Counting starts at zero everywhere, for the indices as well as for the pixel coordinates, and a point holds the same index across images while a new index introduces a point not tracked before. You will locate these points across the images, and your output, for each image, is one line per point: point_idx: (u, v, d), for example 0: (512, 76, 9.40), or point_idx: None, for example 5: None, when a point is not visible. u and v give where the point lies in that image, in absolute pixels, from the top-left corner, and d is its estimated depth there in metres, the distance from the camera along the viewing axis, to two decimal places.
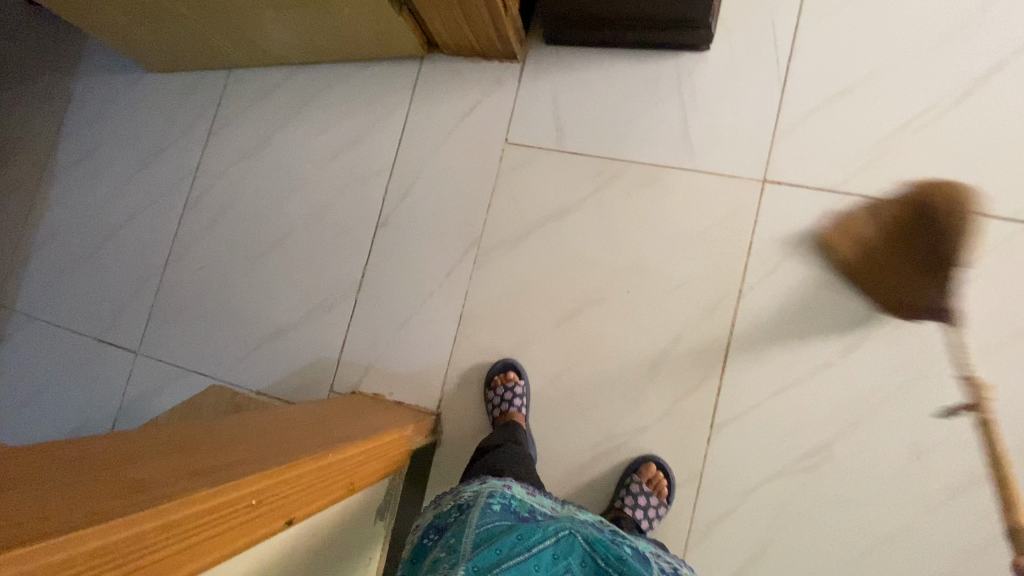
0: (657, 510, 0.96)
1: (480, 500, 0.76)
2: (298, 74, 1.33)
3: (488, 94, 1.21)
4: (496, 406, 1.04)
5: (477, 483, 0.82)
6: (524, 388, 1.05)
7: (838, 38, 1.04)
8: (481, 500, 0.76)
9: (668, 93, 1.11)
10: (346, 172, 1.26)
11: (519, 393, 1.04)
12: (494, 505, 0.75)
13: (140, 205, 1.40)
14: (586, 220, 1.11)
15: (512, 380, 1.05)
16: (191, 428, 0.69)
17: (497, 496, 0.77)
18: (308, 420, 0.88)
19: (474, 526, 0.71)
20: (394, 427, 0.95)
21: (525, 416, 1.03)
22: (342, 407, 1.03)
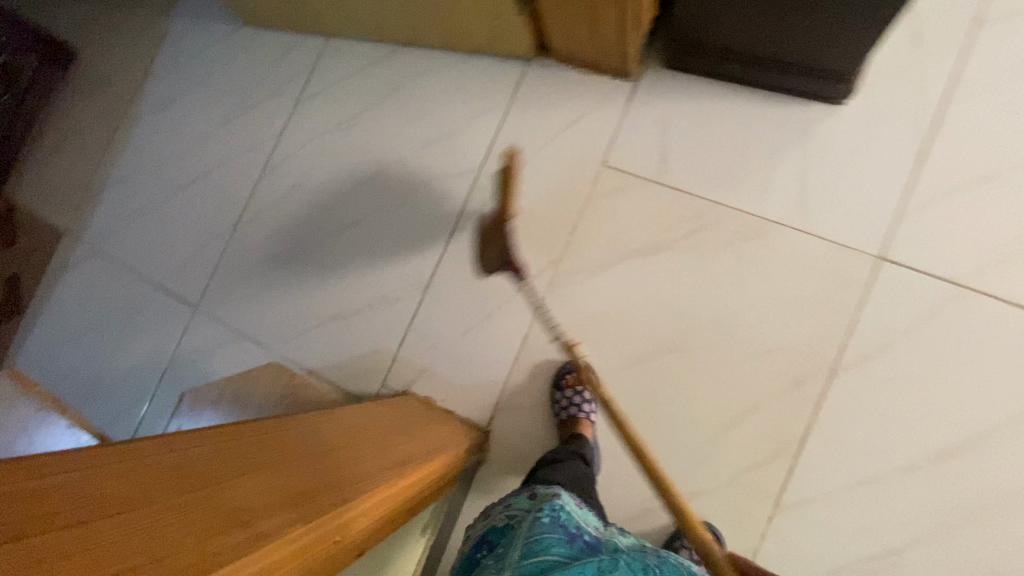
0: None
1: (530, 515, 0.72)
2: (398, 54, 1.28)
3: (593, 110, 1.15)
4: (563, 408, 1.03)
5: (523, 495, 0.79)
6: None
7: (989, 117, 0.96)
8: (530, 515, 0.72)
9: (789, 144, 1.04)
10: (432, 165, 1.22)
11: (588, 399, 1.02)
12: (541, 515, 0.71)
13: (218, 160, 1.38)
14: (677, 262, 1.05)
15: (583, 384, 1.03)
16: (278, 421, 0.67)
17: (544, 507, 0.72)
18: (380, 424, 0.86)
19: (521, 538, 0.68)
20: (454, 446, 0.94)
21: (592, 424, 1.01)
22: (404, 406, 1.02)
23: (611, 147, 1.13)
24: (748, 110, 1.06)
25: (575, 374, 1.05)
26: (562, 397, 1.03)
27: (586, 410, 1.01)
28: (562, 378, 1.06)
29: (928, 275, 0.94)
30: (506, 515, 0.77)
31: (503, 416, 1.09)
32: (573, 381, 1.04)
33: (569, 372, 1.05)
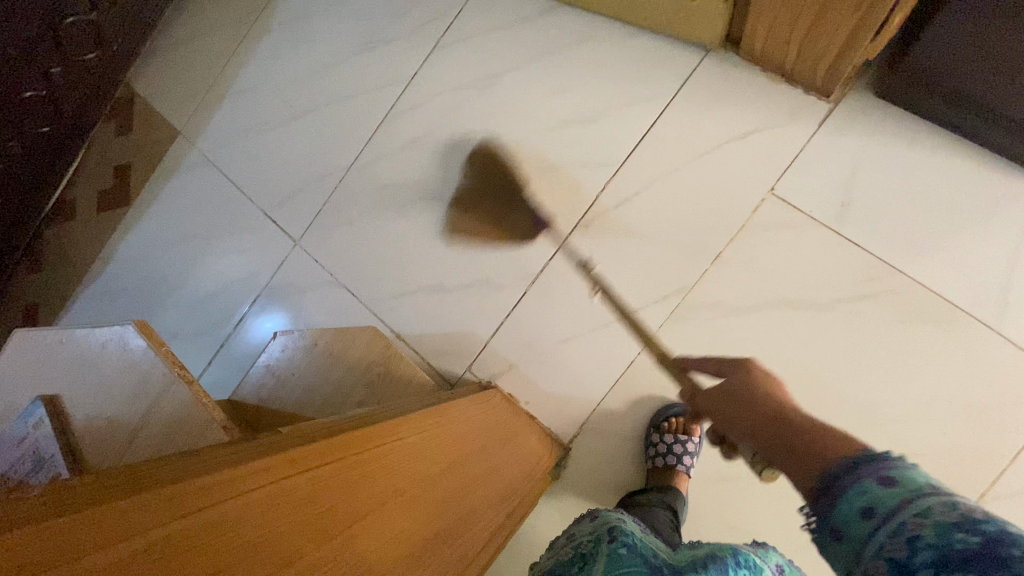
0: None
1: (602, 546, 0.59)
2: (556, 14, 1.14)
3: (771, 126, 0.99)
4: (660, 454, 0.96)
5: (588, 523, 0.65)
6: (694, 446, 0.96)
7: None
8: (602, 546, 0.59)
9: (1001, 225, 0.89)
10: (569, 149, 1.11)
11: (689, 450, 0.95)
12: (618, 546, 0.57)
13: (342, 92, 1.31)
14: (827, 326, 0.93)
15: (685, 433, 0.96)
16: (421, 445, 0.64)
17: (617, 533, 0.59)
18: (497, 443, 0.82)
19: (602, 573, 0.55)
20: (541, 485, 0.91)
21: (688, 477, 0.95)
22: (506, 410, 0.99)
23: (782, 175, 0.98)
24: (963, 172, 0.91)
25: (680, 422, 0.97)
26: (661, 442, 0.96)
27: (684, 463, 0.95)
28: (664, 421, 0.99)
29: None
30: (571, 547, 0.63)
31: (586, 437, 1.03)
32: (676, 428, 0.97)
33: (674, 418, 0.98)
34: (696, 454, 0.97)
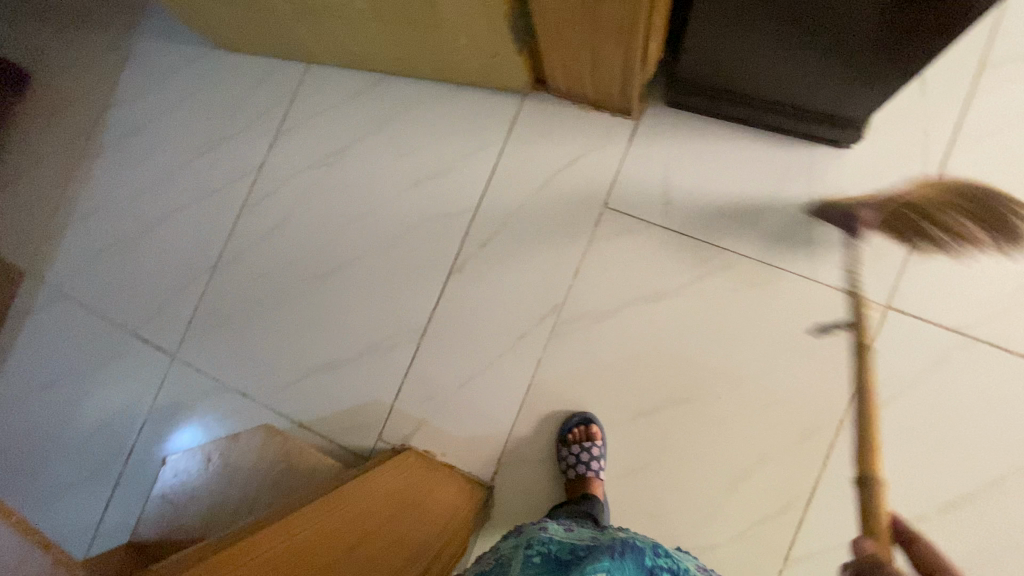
0: None
1: (517, 553, 0.67)
2: (385, 85, 1.22)
3: (594, 149, 1.12)
4: (570, 466, 1.00)
5: (514, 537, 0.72)
6: (602, 450, 1.01)
7: (992, 163, 0.96)
8: (517, 553, 0.67)
9: (793, 188, 1.03)
10: (426, 204, 1.17)
11: (596, 455, 1.00)
12: (534, 555, 0.65)
13: (193, 195, 1.29)
14: (682, 311, 1.04)
15: (589, 440, 1.01)
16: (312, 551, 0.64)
17: (535, 543, 0.66)
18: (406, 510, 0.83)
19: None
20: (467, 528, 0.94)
21: (601, 479, 1.00)
22: (417, 469, 0.98)
23: (612, 188, 1.10)
24: (754, 151, 1.05)
25: (582, 430, 1.02)
26: (570, 454, 1.00)
27: (593, 469, 0.99)
28: (569, 432, 1.03)
29: (933, 325, 0.94)
30: (495, 558, 0.70)
31: (505, 470, 1.06)
32: (581, 436, 1.02)
33: (576, 427, 1.03)
34: (603, 456, 1.01)
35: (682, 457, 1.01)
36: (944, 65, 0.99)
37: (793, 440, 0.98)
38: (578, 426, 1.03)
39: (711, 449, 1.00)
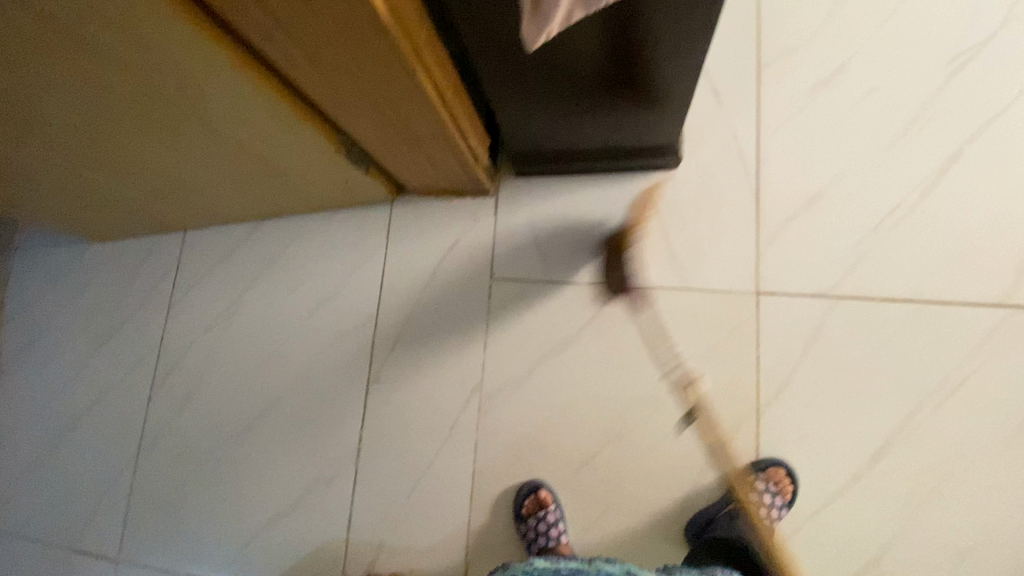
0: (780, 511, 0.94)
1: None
2: (261, 230, 1.27)
3: (467, 231, 1.20)
4: (532, 541, 1.00)
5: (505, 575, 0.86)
6: (558, 514, 1.01)
7: (796, 142, 1.08)
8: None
9: (646, 216, 1.13)
10: (330, 328, 1.20)
11: (553, 522, 1.00)
12: None
13: (100, 390, 1.28)
14: (588, 354, 1.09)
15: (543, 509, 1.02)
16: None
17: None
18: None
19: None
20: None
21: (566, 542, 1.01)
22: None
23: (493, 260, 1.17)
24: (603, 193, 1.15)
25: (533, 499, 1.03)
26: (528, 528, 1.01)
27: (555, 535, 1.00)
28: (522, 506, 1.03)
29: (801, 295, 1.03)
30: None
31: (476, 563, 1.05)
32: (534, 506, 1.03)
33: (527, 498, 1.03)
34: (561, 517, 1.02)
35: (635, 490, 1.03)
36: (727, 75, 1.13)
37: (724, 440, 1.01)
38: (529, 497, 1.04)
39: (656, 472, 1.03)
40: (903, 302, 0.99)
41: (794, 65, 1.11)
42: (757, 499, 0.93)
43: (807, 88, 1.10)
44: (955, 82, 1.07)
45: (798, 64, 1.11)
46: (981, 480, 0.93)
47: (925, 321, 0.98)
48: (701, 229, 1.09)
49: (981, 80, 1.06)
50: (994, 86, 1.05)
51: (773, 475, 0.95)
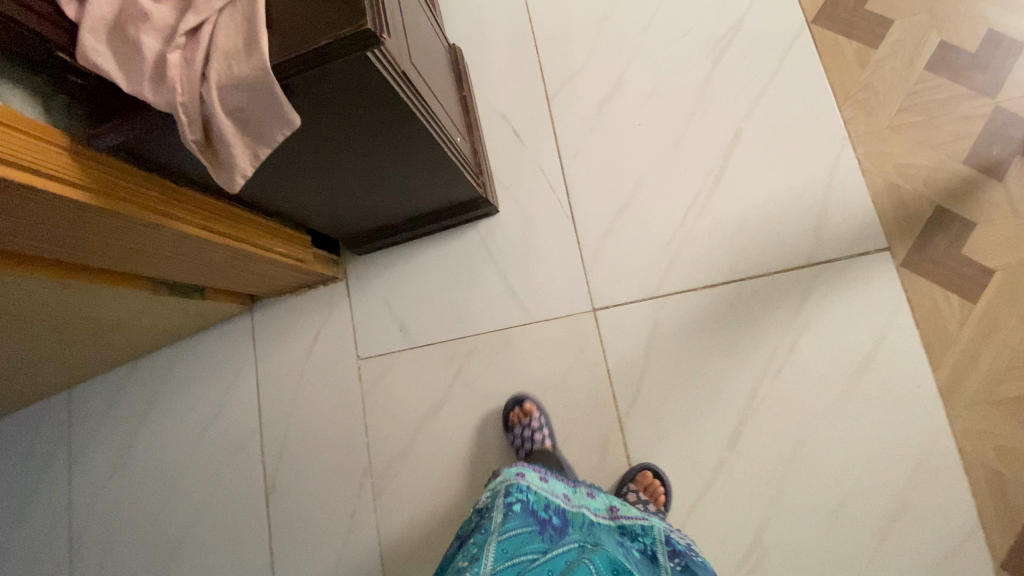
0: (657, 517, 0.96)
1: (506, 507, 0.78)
2: (142, 369, 1.32)
3: (326, 320, 1.23)
4: (520, 447, 1.04)
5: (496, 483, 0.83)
6: (541, 420, 1.05)
7: (596, 162, 1.15)
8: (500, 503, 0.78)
9: (482, 262, 1.17)
10: (222, 446, 1.24)
11: (536, 427, 1.04)
12: (515, 505, 0.77)
13: (24, 563, 1.30)
14: (459, 411, 1.12)
15: (527, 416, 1.05)
16: None
17: (514, 494, 0.78)
18: None
19: (497, 533, 0.74)
20: None
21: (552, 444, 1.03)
22: None
23: (356, 342, 1.20)
24: (440, 252, 1.20)
25: (519, 410, 1.07)
26: (515, 436, 1.04)
27: (539, 441, 1.03)
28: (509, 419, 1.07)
29: (633, 302, 1.07)
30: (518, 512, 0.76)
31: None
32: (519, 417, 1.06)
33: (513, 410, 1.07)
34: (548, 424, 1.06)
35: None
36: (522, 113, 1.20)
37: (597, 458, 1.04)
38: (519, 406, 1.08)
39: None
40: (720, 287, 1.04)
41: (579, 87, 1.17)
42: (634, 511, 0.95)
43: (594, 108, 1.16)
44: (721, 68, 1.11)
45: (581, 86, 1.17)
46: (833, 439, 0.96)
47: (747, 300, 1.02)
48: (533, 263, 1.14)
49: (744, 58, 1.11)
50: (758, 61, 1.10)
51: (641, 481, 0.99)
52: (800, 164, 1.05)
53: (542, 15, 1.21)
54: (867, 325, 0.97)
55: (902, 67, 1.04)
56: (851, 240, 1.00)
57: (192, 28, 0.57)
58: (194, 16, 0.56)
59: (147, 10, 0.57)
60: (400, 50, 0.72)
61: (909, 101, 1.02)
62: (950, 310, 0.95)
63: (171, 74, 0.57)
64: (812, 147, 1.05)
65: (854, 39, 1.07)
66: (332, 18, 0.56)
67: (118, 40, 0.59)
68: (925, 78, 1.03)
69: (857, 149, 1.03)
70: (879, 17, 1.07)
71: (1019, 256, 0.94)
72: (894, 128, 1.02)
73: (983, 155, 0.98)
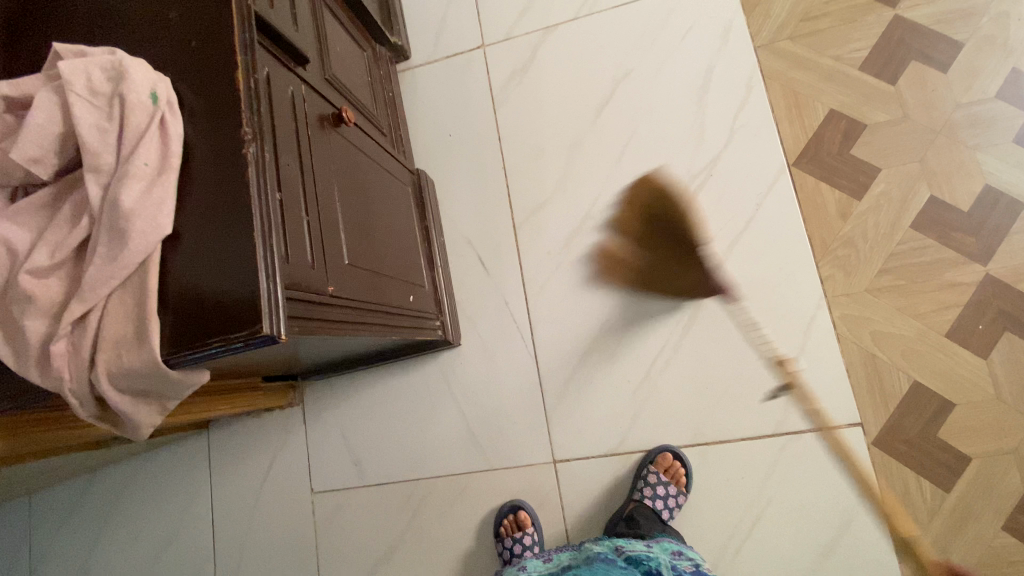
0: None
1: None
2: (96, 482, 1.27)
3: (281, 447, 1.19)
4: (508, 559, 1.00)
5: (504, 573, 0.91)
6: (533, 537, 1.00)
7: (561, 300, 1.10)
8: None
9: (441, 399, 1.12)
10: (177, 570, 1.20)
11: (528, 544, 0.99)
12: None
13: None
14: (413, 557, 1.09)
15: (521, 529, 1.01)
16: None
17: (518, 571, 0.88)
18: None
19: None
20: None
21: None
22: None
23: (311, 476, 1.16)
24: (399, 384, 1.15)
25: (512, 518, 1.04)
26: (504, 547, 1.01)
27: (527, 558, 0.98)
28: (501, 526, 1.04)
29: (593, 458, 1.04)
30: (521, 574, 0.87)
31: None
32: (512, 526, 1.03)
33: (506, 517, 1.04)
34: (538, 543, 1.01)
35: None
36: (488, 242, 1.16)
37: None
38: (512, 513, 1.04)
39: None
40: (683, 452, 0.99)
41: (546, 220, 1.13)
42: (651, 494, 0.94)
43: (561, 243, 1.12)
44: (693, 210, 1.06)
45: (550, 218, 1.13)
46: None
47: (710, 467, 0.98)
48: (494, 404, 1.10)
49: (718, 200, 1.05)
50: (734, 204, 1.04)
51: None
52: (775, 323, 0.99)
53: (512, 141, 1.18)
54: (835, 504, 0.93)
55: (886, 223, 0.97)
56: (822, 412, 0.95)
57: (77, 317, 0.52)
58: (78, 304, 0.52)
59: (30, 292, 0.53)
60: (322, 275, 0.67)
61: (891, 263, 0.96)
62: (922, 497, 0.90)
63: (56, 364, 0.53)
64: (787, 305, 0.99)
65: (837, 188, 1.00)
66: (229, 319, 0.52)
67: (5, 312, 0.55)
68: (911, 239, 0.96)
69: (834, 311, 0.97)
70: (864, 163, 1.00)
71: (996, 444, 0.90)
72: (874, 292, 0.96)
73: (967, 328, 0.92)
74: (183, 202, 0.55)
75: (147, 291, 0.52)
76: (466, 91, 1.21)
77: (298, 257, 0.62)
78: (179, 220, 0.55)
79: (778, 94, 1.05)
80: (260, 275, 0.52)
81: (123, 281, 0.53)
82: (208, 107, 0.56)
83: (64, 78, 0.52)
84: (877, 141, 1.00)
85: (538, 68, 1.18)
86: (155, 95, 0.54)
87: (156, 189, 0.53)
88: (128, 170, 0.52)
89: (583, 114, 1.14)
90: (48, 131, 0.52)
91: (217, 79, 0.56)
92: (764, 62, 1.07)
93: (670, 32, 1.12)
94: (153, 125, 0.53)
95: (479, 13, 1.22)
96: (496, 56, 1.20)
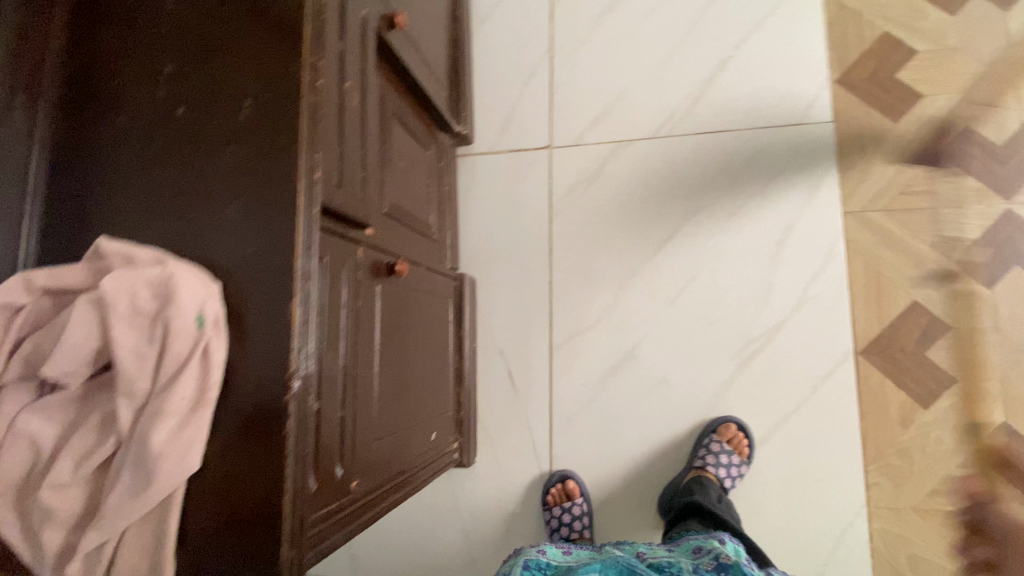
0: None
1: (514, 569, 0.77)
2: None
3: None
4: (556, 526, 0.99)
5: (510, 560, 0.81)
6: (583, 506, 1.00)
7: (587, 438, 1.05)
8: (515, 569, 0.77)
9: (446, 510, 1.09)
10: None
11: (578, 512, 0.99)
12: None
13: None
14: None
15: (570, 497, 1.01)
16: None
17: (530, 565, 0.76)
18: None
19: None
20: None
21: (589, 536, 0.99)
22: None
23: None
24: None
25: (560, 488, 1.02)
26: (552, 517, 1.00)
27: (577, 529, 0.99)
28: (548, 495, 1.03)
29: None
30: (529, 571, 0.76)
31: None
32: (560, 495, 1.02)
33: (555, 486, 1.03)
34: (587, 512, 1.01)
35: None
36: (521, 358, 1.11)
37: None
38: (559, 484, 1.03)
39: None
40: None
41: (586, 349, 1.07)
42: None
43: (597, 376, 1.06)
44: (744, 375, 0.99)
45: (589, 348, 1.07)
46: None
47: None
48: (500, 529, 1.07)
49: (773, 371, 0.98)
50: (788, 380, 0.97)
51: None
52: (809, 517, 0.94)
53: (563, 255, 1.11)
54: None
55: (949, 441, 0.91)
56: None
57: (92, 546, 0.49)
58: (94, 536, 0.49)
59: (48, 506, 0.50)
60: (348, 474, 0.63)
61: (944, 484, 0.90)
62: None
63: None
64: (825, 503, 0.93)
65: (903, 389, 0.93)
66: None
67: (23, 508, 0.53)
68: (971, 464, 0.90)
69: (872, 522, 0.91)
70: (938, 370, 0.93)
71: None
72: (919, 511, 0.90)
73: None
74: (217, 426, 0.52)
75: (166, 530, 0.50)
76: (526, 190, 1.15)
77: (327, 472, 0.58)
78: (209, 451, 0.51)
79: (858, 271, 0.97)
80: (283, 543, 0.49)
81: (144, 512, 0.50)
82: (255, 332, 0.52)
83: (106, 296, 0.48)
84: (957, 349, 0.93)
85: (605, 183, 1.11)
86: (202, 319, 0.50)
87: (189, 428, 0.49)
88: (163, 407, 0.48)
89: (643, 243, 1.07)
90: (83, 348, 0.49)
91: (268, 305, 0.52)
92: (850, 231, 0.99)
93: (752, 175, 1.04)
94: (196, 356, 0.49)
95: (553, 109, 1.15)
96: (565, 161, 1.13)
